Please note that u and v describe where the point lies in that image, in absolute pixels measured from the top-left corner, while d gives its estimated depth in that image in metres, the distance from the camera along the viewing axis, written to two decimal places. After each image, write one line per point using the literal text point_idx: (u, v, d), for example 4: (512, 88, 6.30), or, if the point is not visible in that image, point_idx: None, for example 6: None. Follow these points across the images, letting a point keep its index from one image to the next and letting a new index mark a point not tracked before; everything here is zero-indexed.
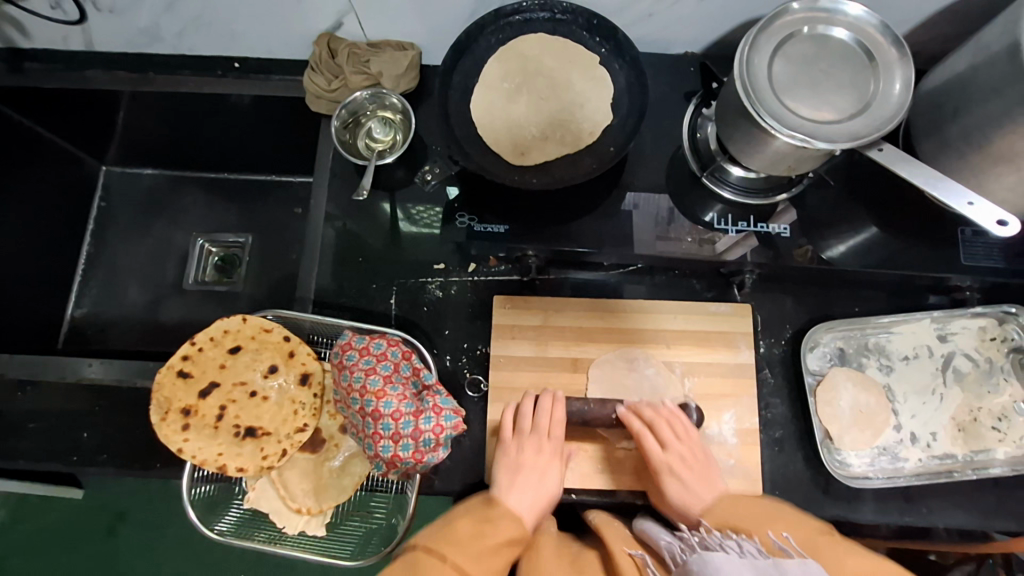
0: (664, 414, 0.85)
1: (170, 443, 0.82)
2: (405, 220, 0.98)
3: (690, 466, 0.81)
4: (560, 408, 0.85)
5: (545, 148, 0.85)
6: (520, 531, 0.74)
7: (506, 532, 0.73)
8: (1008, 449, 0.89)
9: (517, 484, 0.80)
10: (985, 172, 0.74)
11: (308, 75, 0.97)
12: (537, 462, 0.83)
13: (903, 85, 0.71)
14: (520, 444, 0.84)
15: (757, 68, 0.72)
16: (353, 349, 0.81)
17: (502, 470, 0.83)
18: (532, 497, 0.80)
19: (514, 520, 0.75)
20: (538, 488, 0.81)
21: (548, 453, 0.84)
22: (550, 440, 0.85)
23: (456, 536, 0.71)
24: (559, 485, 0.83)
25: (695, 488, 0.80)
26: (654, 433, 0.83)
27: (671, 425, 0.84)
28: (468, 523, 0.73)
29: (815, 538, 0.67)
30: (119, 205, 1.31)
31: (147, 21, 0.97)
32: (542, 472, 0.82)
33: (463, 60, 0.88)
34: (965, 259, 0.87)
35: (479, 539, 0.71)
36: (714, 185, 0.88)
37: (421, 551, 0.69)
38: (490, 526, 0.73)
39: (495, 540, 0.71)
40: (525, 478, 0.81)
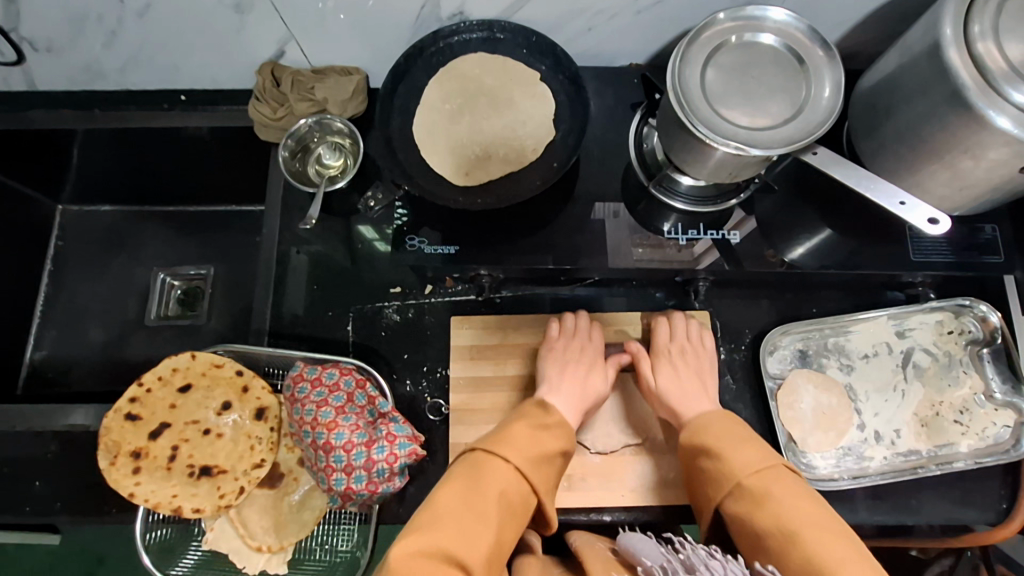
0: (678, 323, 0.92)
1: (120, 488, 0.79)
2: (381, 240, 0.98)
3: (688, 355, 0.88)
4: (597, 333, 0.91)
5: (489, 168, 0.85)
6: (570, 440, 0.78)
7: (561, 441, 0.77)
8: (971, 442, 0.89)
9: (563, 381, 0.85)
10: (920, 170, 0.74)
11: (252, 105, 0.96)
12: (584, 362, 0.87)
13: (832, 89, 0.72)
14: (564, 343, 0.89)
15: (689, 79, 0.72)
16: (306, 381, 0.80)
17: (548, 362, 0.87)
18: (577, 395, 0.84)
19: (563, 427, 0.79)
20: (583, 386, 0.85)
21: (590, 351, 0.89)
22: (590, 343, 0.90)
23: (514, 438, 0.74)
24: (604, 387, 0.87)
25: (687, 380, 0.86)
26: (663, 329, 0.91)
27: (682, 323, 0.91)
28: (525, 426, 0.76)
29: (776, 483, 0.69)
30: (76, 244, 1.29)
31: (88, 59, 0.97)
32: (587, 368, 0.87)
33: (404, 84, 0.88)
34: (914, 255, 0.88)
35: (534, 445, 0.74)
36: (664, 195, 0.88)
37: (481, 453, 0.72)
38: (545, 434, 0.76)
39: (550, 448, 0.75)
40: (573, 372, 0.86)
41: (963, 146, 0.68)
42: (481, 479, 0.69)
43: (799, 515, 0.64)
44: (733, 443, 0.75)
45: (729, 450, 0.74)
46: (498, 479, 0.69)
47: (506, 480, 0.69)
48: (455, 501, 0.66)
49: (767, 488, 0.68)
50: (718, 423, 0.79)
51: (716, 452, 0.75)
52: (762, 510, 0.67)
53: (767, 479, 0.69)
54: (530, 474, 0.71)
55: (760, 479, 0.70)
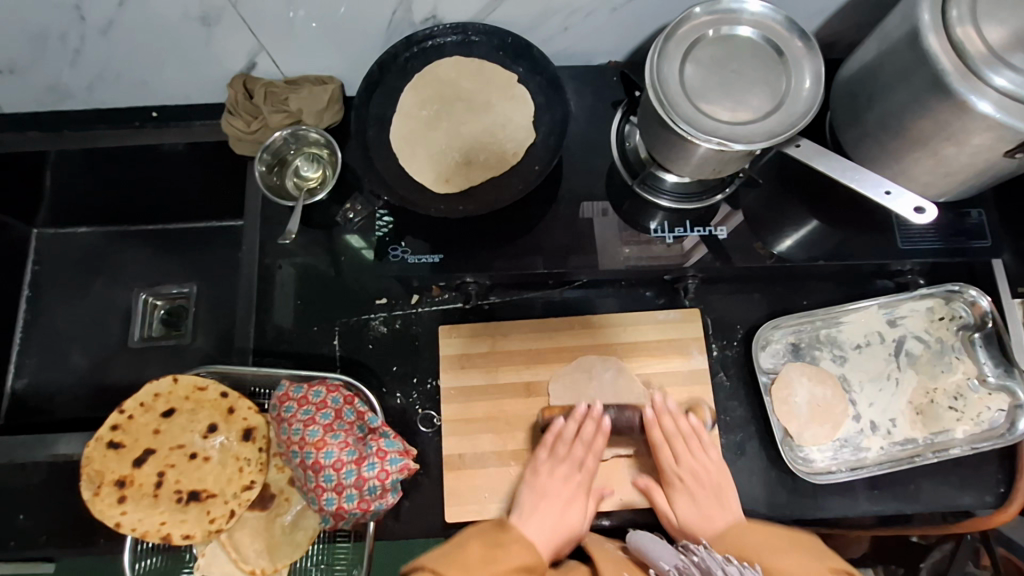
0: (683, 427, 0.86)
1: (106, 518, 0.78)
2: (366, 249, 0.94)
3: (703, 484, 0.84)
4: (601, 442, 0.85)
5: (470, 173, 0.83)
6: (533, 558, 0.75)
7: (517, 559, 0.74)
8: (967, 427, 0.89)
9: (535, 517, 0.81)
10: (904, 158, 0.74)
11: (225, 118, 0.95)
12: (560, 492, 0.82)
13: (813, 79, 0.71)
14: (552, 467, 0.84)
15: (668, 76, 0.71)
16: (291, 400, 0.78)
17: (530, 494, 0.83)
18: (552, 527, 0.81)
19: (527, 547, 0.76)
20: (559, 518, 0.82)
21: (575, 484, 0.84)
22: (580, 467, 0.84)
23: (464, 560, 0.72)
24: (581, 522, 0.82)
25: (708, 505, 0.83)
26: (671, 446, 0.85)
27: (687, 441, 0.85)
28: (477, 547, 0.75)
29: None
30: (55, 268, 1.26)
31: (54, 80, 0.94)
32: (569, 505, 0.83)
33: (380, 91, 0.86)
34: (902, 244, 0.87)
35: (487, 565, 0.72)
36: (650, 194, 0.87)
37: (427, 574, 0.70)
38: (500, 552, 0.75)
39: (505, 565, 0.73)
40: (549, 505, 0.82)
41: (947, 133, 0.67)
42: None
43: None
44: (786, 552, 0.73)
45: (787, 565, 0.71)
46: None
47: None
48: None
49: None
50: (748, 534, 0.78)
51: (765, 558, 0.73)
52: None
53: None
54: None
55: None
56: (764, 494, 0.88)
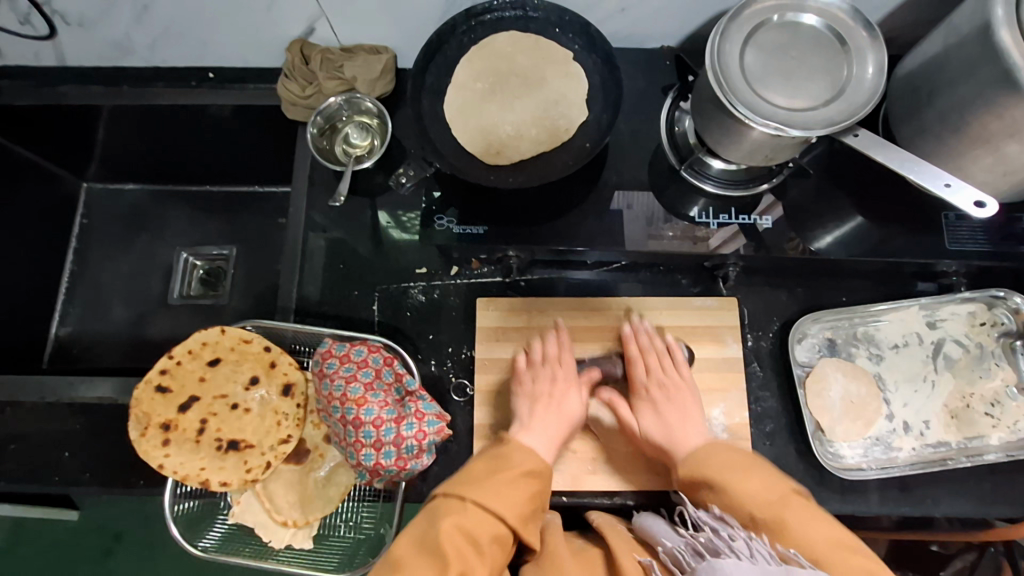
0: (659, 346, 0.89)
1: (149, 459, 0.80)
2: (395, 226, 0.97)
3: (673, 401, 0.85)
4: (568, 355, 0.88)
5: (521, 147, 0.84)
6: (538, 462, 0.75)
7: (523, 463, 0.74)
8: (1002, 434, 0.88)
9: (535, 426, 0.82)
10: (963, 154, 0.73)
11: (281, 82, 0.96)
12: (554, 390, 0.84)
13: (876, 69, 0.71)
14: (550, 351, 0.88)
15: (729, 57, 0.71)
16: (334, 357, 0.80)
17: (525, 403, 0.85)
18: (555, 427, 0.82)
19: (532, 454, 0.76)
20: (557, 415, 0.83)
21: (563, 380, 0.85)
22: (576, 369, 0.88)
23: (472, 477, 0.73)
24: (580, 409, 0.84)
25: (671, 417, 0.83)
26: (644, 359, 0.88)
27: (660, 359, 0.88)
28: (482, 464, 0.75)
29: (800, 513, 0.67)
30: (101, 222, 1.30)
31: (119, 34, 0.97)
32: (562, 400, 0.84)
33: (436, 61, 0.87)
34: (949, 244, 0.86)
35: (493, 476, 0.72)
36: (694, 179, 0.87)
37: (440, 496, 0.70)
38: (505, 462, 0.75)
39: (511, 473, 0.73)
40: (546, 411, 0.83)
41: (1012, 130, 0.66)
42: (444, 520, 0.67)
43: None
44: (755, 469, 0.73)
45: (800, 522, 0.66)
46: (462, 517, 0.67)
47: (472, 517, 0.67)
48: (409, 548, 0.66)
49: (782, 514, 0.67)
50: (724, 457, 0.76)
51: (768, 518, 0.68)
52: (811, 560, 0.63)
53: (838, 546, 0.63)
54: (492, 506, 0.69)
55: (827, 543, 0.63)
56: None
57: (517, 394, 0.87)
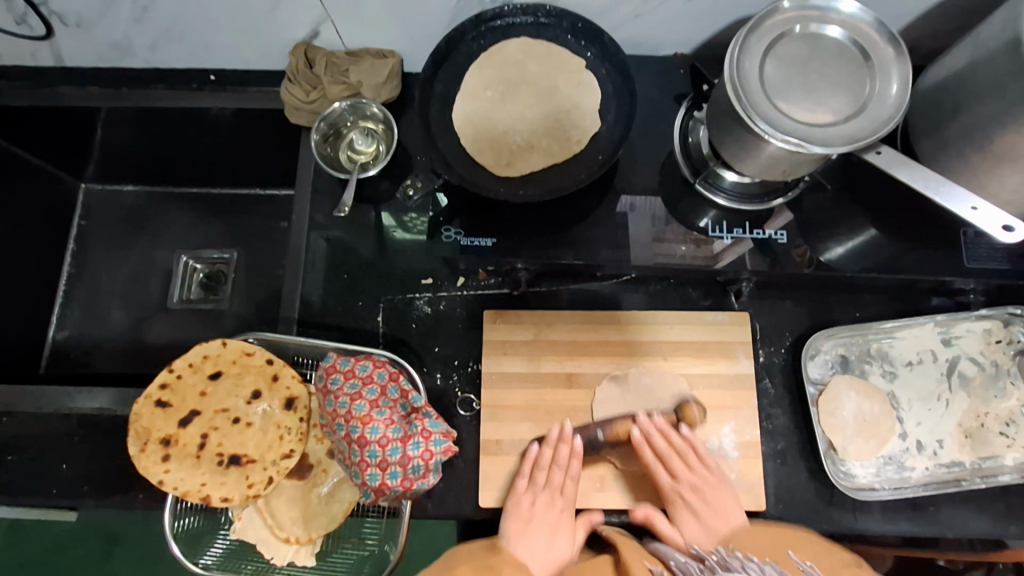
0: (677, 443, 0.86)
1: (150, 475, 0.79)
2: (398, 227, 0.94)
3: (705, 500, 0.84)
4: (577, 465, 0.84)
5: (531, 158, 0.82)
6: None
7: None
8: (1017, 455, 0.86)
9: (525, 539, 0.81)
10: (987, 173, 0.71)
11: (285, 86, 0.94)
12: (549, 519, 0.83)
13: (900, 85, 0.68)
14: (545, 477, 0.84)
15: (748, 70, 0.69)
16: (338, 373, 0.78)
17: (511, 518, 0.82)
18: (545, 563, 0.81)
19: (519, 569, 0.77)
20: (548, 551, 0.82)
21: (558, 516, 0.83)
22: (562, 493, 0.84)
23: None
24: (570, 551, 0.83)
25: (710, 522, 0.83)
26: (666, 464, 0.84)
27: (683, 449, 0.85)
28: (468, 567, 0.75)
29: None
30: (100, 224, 1.27)
31: (118, 35, 0.94)
32: (551, 533, 0.82)
33: (445, 68, 0.85)
34: (967, 261, 0.84)
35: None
36: (707, 192, 0.85)
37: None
38: None
39: None
40: (538, 529, 0.82)
41: None
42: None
43: None
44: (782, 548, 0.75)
45: None
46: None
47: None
48: None
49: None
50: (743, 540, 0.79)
51: None
52: None
53: None
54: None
55: None
56: (802, 506, 0.87)
57: (511, 492, 0.85)
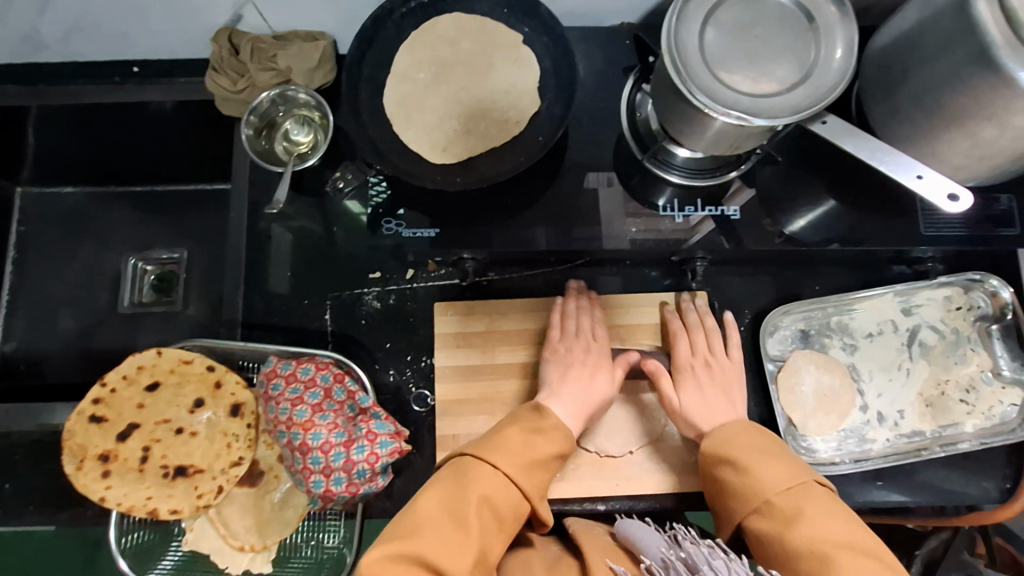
0: (705, 320, 0.86)
1: (90, 493, 0.76)
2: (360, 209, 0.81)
3: (712, 373, 0.82)
4: (602, 333, 0.85)
5: (469, 142, 0.78)
6: (570, 444, 0.74)
7: (558, 444, 0.72)
8: (977, 422, 0.86)
9: (568, 383, 0.79)
10: (937, 138, 0.68)
11: (210, 76, 0.89)
12: (588, 361, 0.81)
13: (845, 48, 0.65)
14: (567, 344, 0.83)
15: (687, 38, 0.65)
16: (279, 378, 0.75)
17: (550, 360, 0.82)
18: (580, 402, 0.78)
19: (564, 437, 0.73)
20: (588, 391, 0.79)
21: (589, 360, 0.81)
22: (596, 343, 0.83)
23: (505, 444, 0.69)
24: (608, 389, 0.80)
25: (712, 396, 0.80)
26: (687, 335, 0.85)
27: (707, 339, 0.85)
28: (516, 432, 0.72)
29: (815, 500, 0.64)
30: (40, 229, 1.21)
31: (27, 27, 0.88)
32: (591, 379, 0.80)
33: (373, 50, 0.80)
34: (925, 230, 0.82)
35: (528, 451, 0.70)
36: (660, 171, 0.81)
37: (469, 457, 0.68)
38: (538, 438, 0.72)
39: (546, 455, 0.71)
40: (575, 377, 0.80)
41: (988, 112, 0.61)
42: (473, 484, 0.65)
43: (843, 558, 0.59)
44: (765, 457, 0.69)
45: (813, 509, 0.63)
46: (486, 487, 0.65)
47: (496, 487, 0.65)
48: (433, 507, 0.63)
49: (801, 503, 0.64)
50: (740, 432, 0.74)
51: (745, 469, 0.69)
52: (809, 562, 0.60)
53: (809, 511, 0.63)
54: (520, 481, 0.67)
55: (793, 499, 0.64)
56: None
57: (544, 348, 0.84)
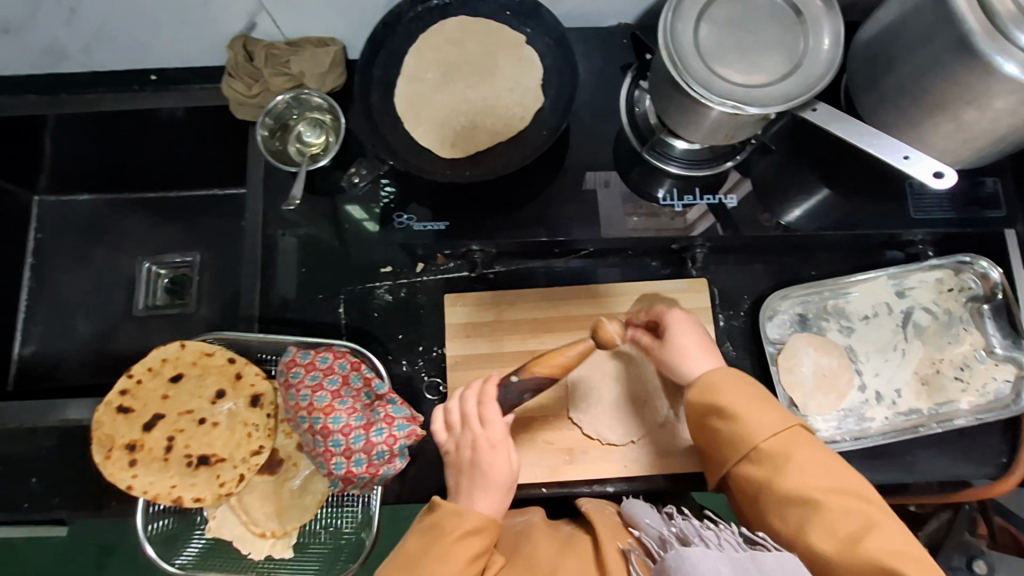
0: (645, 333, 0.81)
1: (118, 481, 0.79)
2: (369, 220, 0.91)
3: (672, 354, 0.76)
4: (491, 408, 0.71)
5: (475, 137, 0.82)
6: (475, 525, 0.67)
7: (460, 528, 0.67)
8: (972, 398, 0.89)
9: (469, 489, 0.70)
10: (922, 124, 0.71)
11: (226, 81, 0.93)
12: (474, 458, 0.71)
13: (832, 39, 0.68)
14: (461, 441, 0.72)
15: (683, 34, 0.68)
16: (298, 366, 0.79)
17: (454, 476, 0.72)
18: (486, 491, 0.70)
19: (465, 513, 0.68)
20: (486, 484, 0.70)
21: (485, 441, 0.71)
22: (481, 427, 0.71)
23: (412, 557, 0.66)
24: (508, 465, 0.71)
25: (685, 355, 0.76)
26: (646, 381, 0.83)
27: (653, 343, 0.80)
28: (417, 537, 0.68)
29: (801, 442, 0.66)
30: (56, 236, 1.24)
31: (49, 39, 0.92)
32: (487, 465, 0.70)
33: (384, 52, 0.84)
34: (915, 213, 0.86)
35: (432, 553, 0.66)
36: (659, 161, 0.85)
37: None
38: (437, 532, 0.67)
39: (447, 542, 0.66)
40: (472, 480, 0.70)
41: (969, 96, 0.65)
42: None
43: (813, 478, 0.64)
44: (755, 406, 0.68)
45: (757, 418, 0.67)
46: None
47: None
48: None
49: (790, 449, 0.66)
50: (727, 381, 0.71)
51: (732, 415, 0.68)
52: (779, 476, 0.64)
53: (788, 442, 0.66)
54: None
55: (779, 443, 0.66)
56: None
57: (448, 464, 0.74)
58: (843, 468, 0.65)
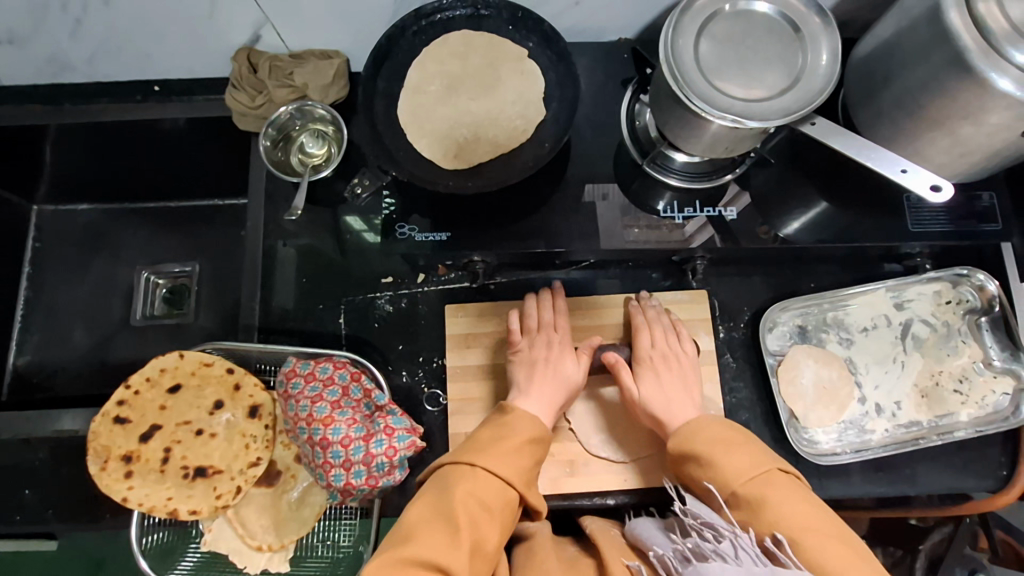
0: (661, 321, 0.88)
1: (113, 493, 0.78)
2: (367, 230, 0.91)
3: (669, 366, 0.84)
4: (564, 322, 0.87)
5: (478, 149, 0.83)
6: (538, 428, 0.76)
7: (525, 431, 0.75)
8: (971, 411, 0.89)
9: (535, 391, 0.80)
10: (919, 138, 0.72)
11: (230, 93, 0.93)
12: (550, 355, 0.83)
13: (830, 55, 0.70)
14: (529, 343, 0.85)
15: (683, 49, 0.69)
16: (298, 376, 0.78)
17: (521, 368, 0.83)
18: (549, 400, 0.80)
19: (531, 420, 0.76)
20: (555, 385, 0.81)
21: (557, 347, 0.84)
22: (556, 330, 0.86)
23: (480, 443, 0.73)
24: (581, 374, 0.83)
25: (670, 386, 0.82)
26: (649, 331, 0.86)
27: (665, 334, 0.87)
28: (487, 431, 0.75)
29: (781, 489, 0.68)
30: (55, 244, 1.24)
31: (55, 49, 0.93)
32: (558, 363, 0.83)
33: (388, 64, 0.85)
34: (913, 226, 0.86)
35: (499, 442, 0.73)
36: (658, 173, 0.86)
37: (450, 464, 0.71)
38: (509, 429, 0.75)
39: (517, 439, 0.74)
40: (541, 378, 0.81)
41: (964, 112, 0.66)
42: (457, 487, 0.68)
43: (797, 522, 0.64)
44: (719, 446, 0.73)
45: (720, 456, 0.72)
46: (472, 484, 0.68)
47: (481, 483, 0.68)
48: (422, 512, 0.66)
49: (764, 492, 0.68)
50: (703, 429, 0.76)
51: (704, 461, 0.73)
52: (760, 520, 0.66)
53: (761, 484, 0.68)
54: (497, 470, 0.70)
55: (754, 485, 0.68)
56: None
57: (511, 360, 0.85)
58: (835, 525, 0.65)
